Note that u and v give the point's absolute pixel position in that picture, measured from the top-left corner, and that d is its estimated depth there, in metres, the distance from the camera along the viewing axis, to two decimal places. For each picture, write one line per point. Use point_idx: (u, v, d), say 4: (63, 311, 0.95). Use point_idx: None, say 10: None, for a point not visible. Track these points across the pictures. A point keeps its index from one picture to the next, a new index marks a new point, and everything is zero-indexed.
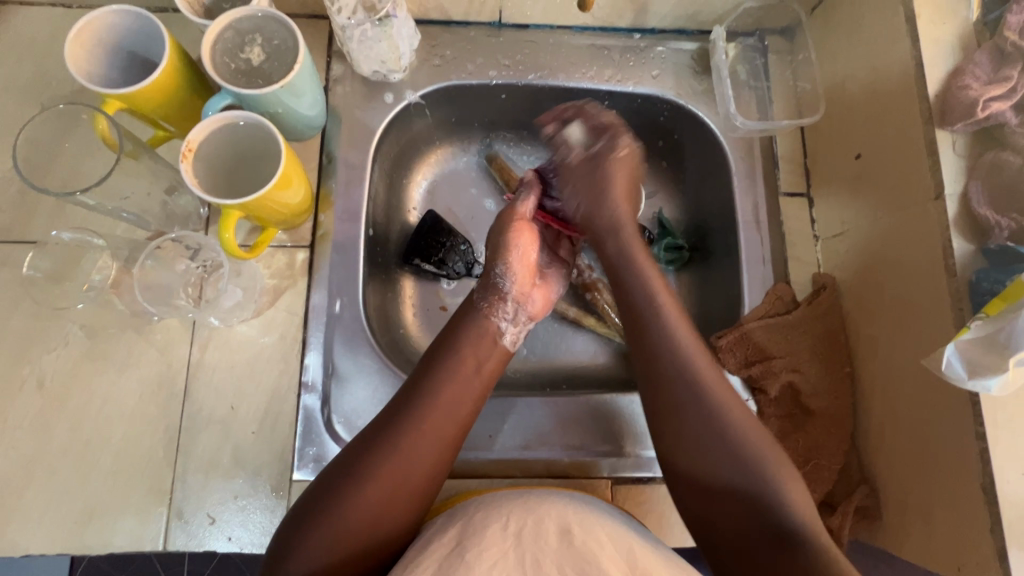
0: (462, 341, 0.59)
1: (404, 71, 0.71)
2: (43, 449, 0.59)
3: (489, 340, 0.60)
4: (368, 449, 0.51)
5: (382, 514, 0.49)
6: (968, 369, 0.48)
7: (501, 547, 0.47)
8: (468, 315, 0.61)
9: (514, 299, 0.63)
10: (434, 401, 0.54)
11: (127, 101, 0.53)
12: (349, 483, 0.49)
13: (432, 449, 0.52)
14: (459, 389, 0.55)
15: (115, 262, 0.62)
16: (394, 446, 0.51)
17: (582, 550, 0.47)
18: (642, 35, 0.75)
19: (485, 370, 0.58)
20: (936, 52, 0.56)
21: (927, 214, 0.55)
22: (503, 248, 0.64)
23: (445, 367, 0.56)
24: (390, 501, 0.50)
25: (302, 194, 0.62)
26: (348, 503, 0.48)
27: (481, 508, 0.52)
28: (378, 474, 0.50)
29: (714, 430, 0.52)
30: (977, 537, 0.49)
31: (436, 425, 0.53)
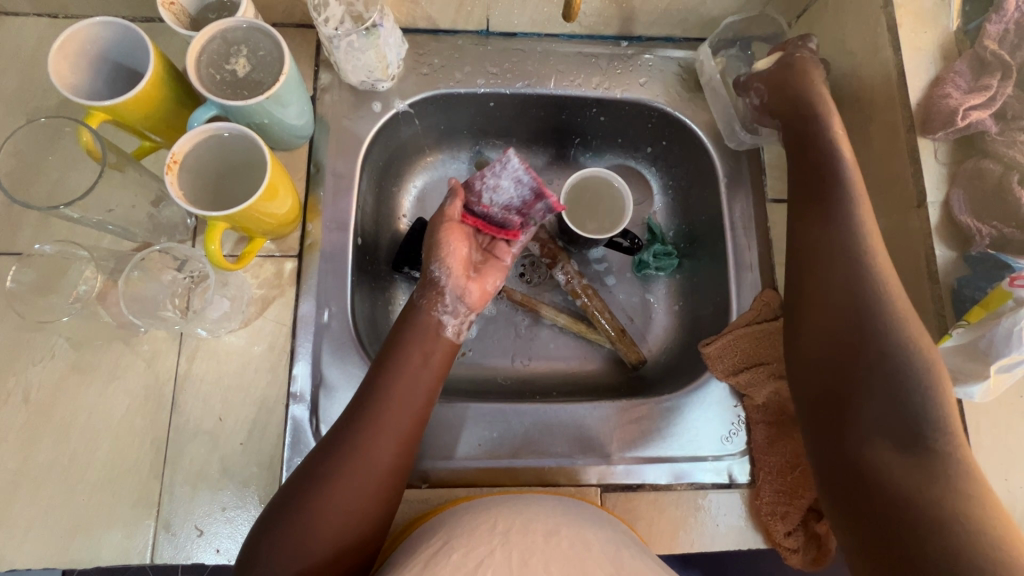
0: (410, 333, 0.59)
1: (392, 80, 0.71)
2: (29, 463, 0.58)
3: (430, 333, 0.60)
4: (331, 452, 0.52)
5: (350, 516, 0.50)
6: (953, 377, 0.51)
7: (488, 545, 0.47)
8: (412, 310, 0.62)
9: (452, 293, 0.63)
10: (388, 398, 0.55)
11: (111, 113, 0.53)
12: (315, 487, 0.50)
13: (391, 446, 0.53)
14: (411, 381, 0.56)
15: (100, 275, 0.62)
16: (353, 448, 0.52)
17: (569, 551, 0.47)
18: (629, 43, 0.76)
19: (433, 362, 0.59)
20: (918, 60, 0.57)
21: (911, 221, 0.55)
22: (434, 247, 0.63)
23: (395, 363, 0.57)
24: (359, 500, 0.51)
25: (289, 204, 0.62)
26: (314, 506, 0.50)
27: (468, 512, 0.52)
28: (341, 476, 0.51)
29: (856, 323, 0.50)
30: None
31: (392, 419, 0.54)
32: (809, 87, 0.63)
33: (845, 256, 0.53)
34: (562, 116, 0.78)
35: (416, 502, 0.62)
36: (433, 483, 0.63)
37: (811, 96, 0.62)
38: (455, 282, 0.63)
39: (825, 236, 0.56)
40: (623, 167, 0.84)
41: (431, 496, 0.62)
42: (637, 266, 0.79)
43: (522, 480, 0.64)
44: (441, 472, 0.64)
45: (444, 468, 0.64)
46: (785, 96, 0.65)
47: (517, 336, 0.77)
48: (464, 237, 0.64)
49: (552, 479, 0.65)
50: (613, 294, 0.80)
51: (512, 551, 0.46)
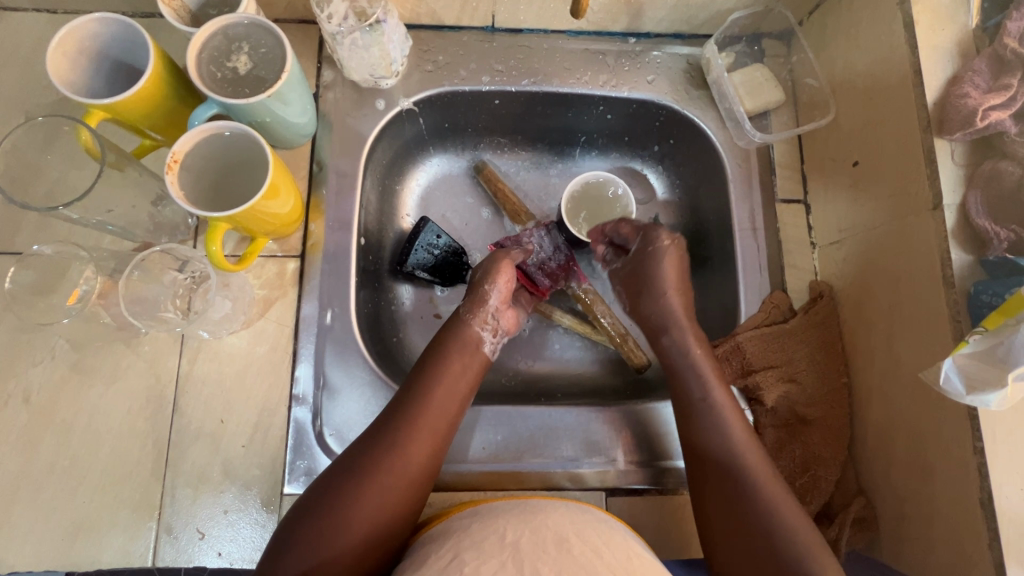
0: (452, 347, 0.61)
1: (395, 77, 0.69)
2: (29, 465, 0.58)
3: (471, 346, 0.62)
4: (362, 456, 0.52)
5: (380, 519, 0.50)
6: (967, 385, 0.47)
7: (498, 556, 0.45)
8: (456, 324, 0.63)
9: (496, 314, 0.65)
10: (422, 404, 0.56)
11: (109, 110, 0.52)
12: (345, 490, 0.50)
13: (421, 449, 0.53)
14: (449, 385, 0.58)
15: (100, 275, 0.61)
16: (387, 451, 0.52)
17: (581, 560, 0.45)
18: (637, 40, 0.75)
19: (469, 373, 0.60)
20: (935, 58, 0.55)
21: (925, 224, 0.54)
22: (491, 271, 0.65)
23: (430, 372, 0.58)
24: (390, 503, 0.51)
25: (291, 204, 0.60)
26: (345, 507, 0.49)
27: (477, 523, 0.51)
28: (375, 478, 0.51)
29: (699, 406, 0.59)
30: (976, 551, 0.48)
31: (430, 423, 0.55)
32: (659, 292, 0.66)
33: (706, 408, 0.59)
34: (568, 115, 0.77)
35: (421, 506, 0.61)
36: (437, 487, 0.62)
37: (656, 301, 0.66)
38: (499, 309, 0.66)
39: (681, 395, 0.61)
40: (630, 166, 0.82)
41: (434, 500, 0.62)
42: None
43: (527, 484, 0.64)
44: (445, 475, 0.63)
45: (447, 471, 0.63)
46: (642, 308, 0.68)
47: (520, 336, 0.76)
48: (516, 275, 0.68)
49: (557, 483, 0.64)
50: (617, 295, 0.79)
51: (519, 559, 0.44)
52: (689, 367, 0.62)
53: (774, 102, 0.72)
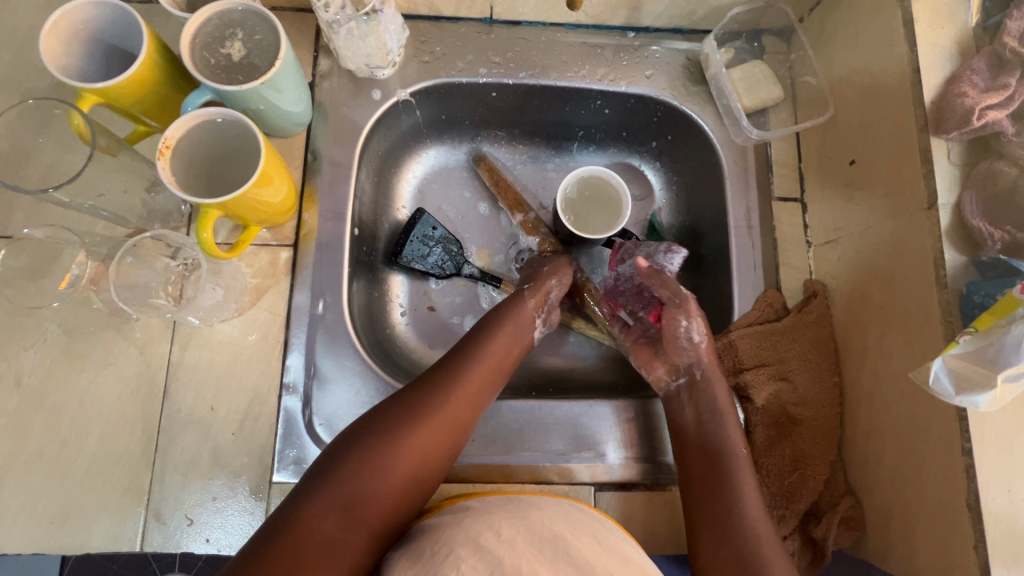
0: (505, 322, 0.63)
1: (392, 67, 0.69)
2: (19, 449, 0.58)
3: (527, 317, 0.65)
4: (413, 407, 0.54)
5: (422, 467, 0.53)
6: (956, 385, 0.47)
7: (497, 551, 0.46)
8: (513, 303, 0.65)
9: (550, 308, 0.68)
10: (475, 370, 0.59)
11: (103, 95, 0.52)
12: (396, 433, 0.52)
13: (467, 409, 0.57)
14: (498, 357, 0.61)
15: (93, 260, 0.60)
16: (440, 408, 0.55)
17: (577, 561, 0.46)
18: (636, 34, 0.74)
19: (522, 338, 0.64)
20: (933, 57, 0.55)
21: (920, 224, 0.54)
22: (561, 265, 0.69)
23: (483, 342, 0.61)
24: (431, 454, 0.53)
25: (284, 192, 0.60)
26: (391, 450, 0.51)
27: (468, 515, 0.51)
28: (427, 429, 0.54)
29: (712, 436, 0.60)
30: (960, 552, 0.48)
31: (490, 372, 0.60)
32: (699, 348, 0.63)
33: (726, 452, 0.59)
34: (566, 109, 0.76)
35: None
36: None
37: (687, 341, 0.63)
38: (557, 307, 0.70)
39: (704, 441, 0.60)
40: (627, 162, 0.82)
41: None
42: None
43: (516, 478, 0.63)
44: None
45: None
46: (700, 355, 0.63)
47: None
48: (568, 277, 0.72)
49: (546, 477, 0.63)
50: None
51: (519, 558, 0.46)
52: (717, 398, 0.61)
53: (774, 99, 0.71)
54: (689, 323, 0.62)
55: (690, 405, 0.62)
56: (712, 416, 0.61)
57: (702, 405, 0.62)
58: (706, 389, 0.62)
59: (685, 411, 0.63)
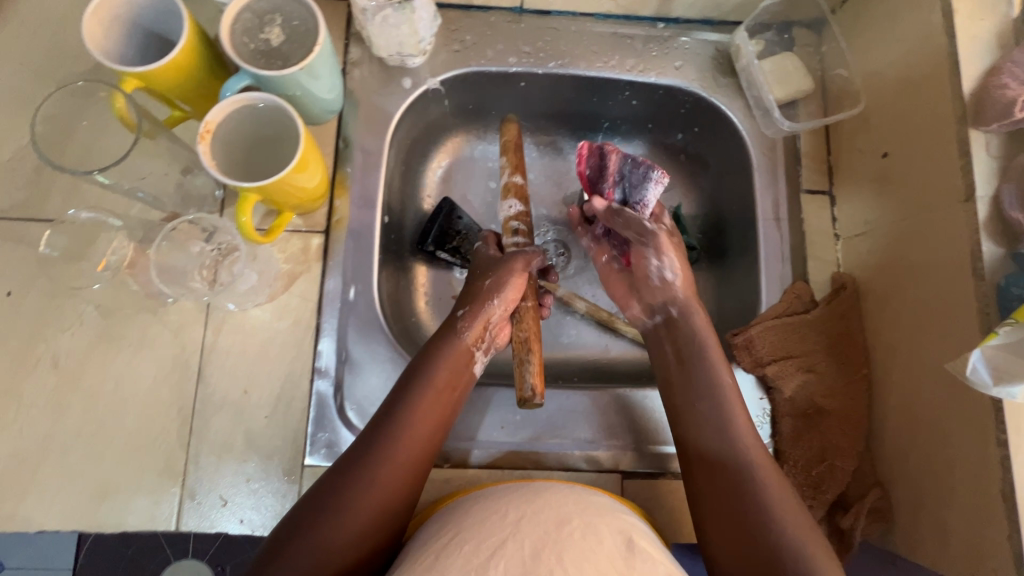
0: (438, 361, 0.57)
1: (423, 55, 0.69)
2: (58, 428, 0.59)
3: (465, 352, 0.59)
4: (343, 480, 0.50)
5: (365, 538, 0.49)
6: (994, 376, 0.47)
7: (500, 535, 0.47)
8: (444, 343, 0.59)
9: (493, 328, 0.62)
10: (409, 425, 0.53)
11: (144, 79, 0.52)
12: (326, 513, 0.48)
13: (406, 462, 0.52)
14: (434, 404, 0.55)
15: (132, 242, 0.62)
16: (370, 477, 0.50)
17: (582, 543, 0.46)
18: (665, 25, 0.74)
19: (463, 375, 0.58)
20: (973, 48, 0.54)
21: (956, 216, 0.54)
22: (502, 283, 0.61)
23: (418, 389, 0.55)
24: (380, 513, 0.50)
25: (319, 178, 0.61)
26: (325, 531, 0.48)
27: (481, 503, 0.53)
28: (358, 502, 0.49)
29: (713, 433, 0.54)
30: (993, 542, 0.48)
31: (426, 421, 0.54)
32: (703, 338, 0.59)
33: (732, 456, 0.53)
34: (593, 99, 0.77)
35: (439, 482, 0.62)
36: (454, 464, 0.63)
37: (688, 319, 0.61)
38: (519, 326, 0.62)
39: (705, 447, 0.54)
40: (652, 153, 0.82)
41: (452, 477, 0.62)
42: None
43: (543, 465, 0.64)
44: (462, 453, 0.64)
45: (466, 449, 0.64)
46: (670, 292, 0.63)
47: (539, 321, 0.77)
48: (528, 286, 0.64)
49: (574, 464, 0.64)
50: None
51: (517, 541, 0.46)
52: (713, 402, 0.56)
53: (804, 91, 0.71)
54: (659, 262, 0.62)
55: (671, 344, 0.61)
56: (716, 431, 0.54)
57: (702, 413, 0.56)
58: (713, 391, 0.56)
59: (700, 417, 0.56)
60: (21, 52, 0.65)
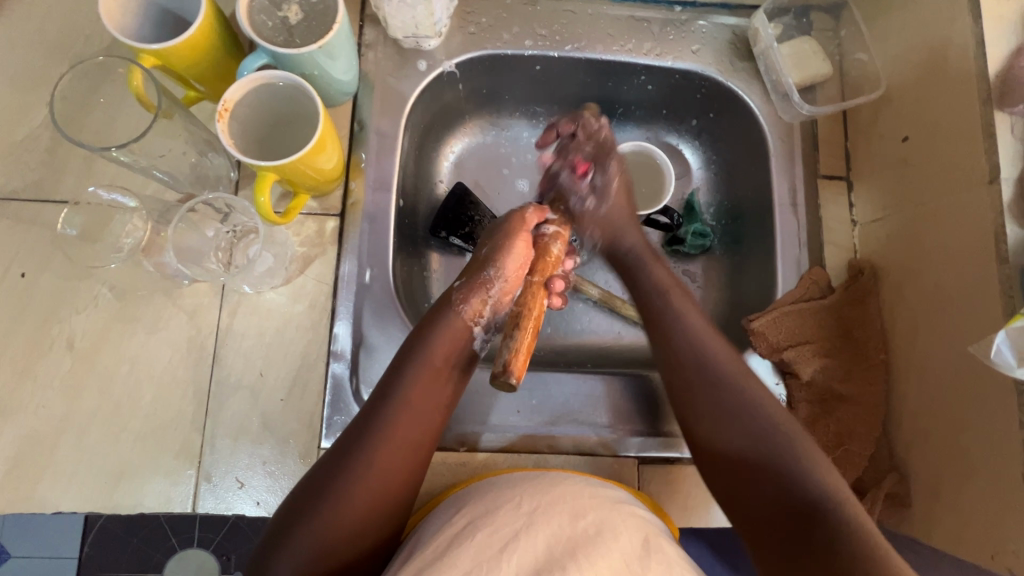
0: (430, 338, 0.56)
1: (439, 37, 0.69)
2: (74, 409, 0.59)
3: (460, 326, 0.57)
4: (340, 468, 0.50)
5: (370, 517, 0.50)
6: (1018, 358, 0.47)
7: (514, 525, 0.48)
8: (440, 314, 0.57)
9: (496, 302, 0.59)
10: (402, 408, 0.53)
11: (161, 58, 0.52)
12: (327, 500, 0.49)
13: (405, 442, 0.52)
14: (428, 384, 0.54)
15: (147, 225, 0.61)
16: (365, 463, 0.50)
17: (595, 540, 0.48)
18: (683, 8, 0.73)
19: (459, 349, 0.57)
20: (999, 29, 0.54)
21: (979, 199, 0.53)
22: (501, 253, 0.59)
23: (410, 371, 0.54)
24: (383, 494, 0.50)
25: (336, 160, 0.60)
26: (328, 517, 0.48)
27: (493, 491, 0.53)
28: (356, 489, 0.49)
29: (708, 389, 0.55)
30: (1015, 525, 0.48)
31: (423, 399, 0.54)
32: (683, 315, 0.60)
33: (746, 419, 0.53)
34: (608, 84, 0.76)
35: (453, 466, 0.62)
36: (469, 448, 0.63)
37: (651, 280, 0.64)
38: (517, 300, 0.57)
39: (712, 413, 0.54)
40: (667, 139, 0.81)
41: (468, 461, 0.62)
42: (670, 242, 0.78)
43: (559, 449, 0.64)
44: (478, 437, 0.64)
45: (482, 433, 0.64)
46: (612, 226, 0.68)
47: (553, 308, 0.77)
48: (539, 264, 0.60)
49: (591, 448, 0.64)
50: None
51: (532, 537, 0.47)
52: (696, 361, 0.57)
53: (822, 75, 0.71)
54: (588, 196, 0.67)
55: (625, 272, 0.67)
56: (708, 392, 0.55)
57: (713, 395, 0.54)
58: (701, 356, 0.56)
59: (689, 381, 0.56)
60: (34, 30, 0.64)
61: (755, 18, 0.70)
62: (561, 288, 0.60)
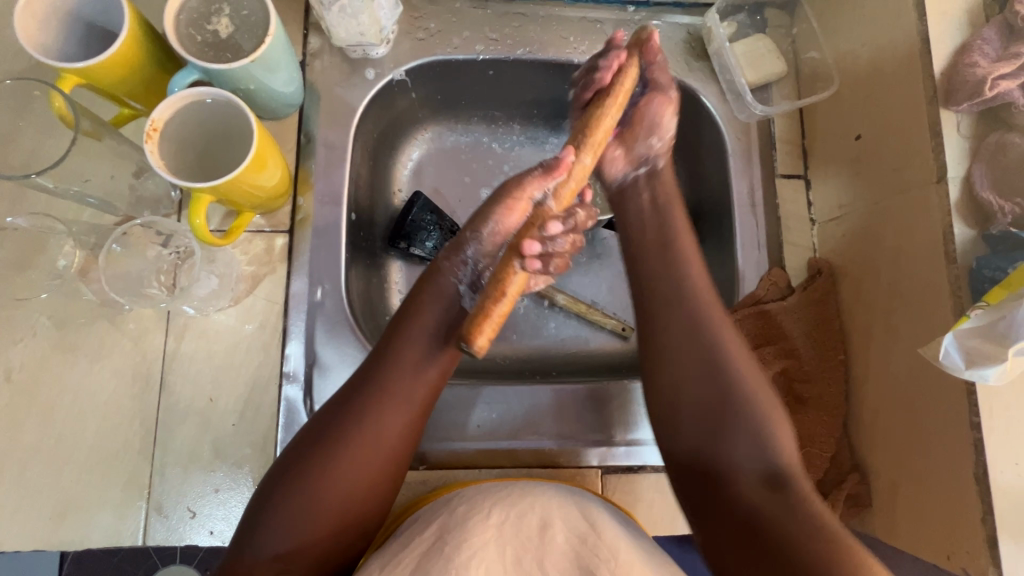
0: (423, 312, 0.53)
1: (386, 45, 0.67)
2: (13, 444, 0.57)
3: (444, 292, 0.54)
4: (318, 442, 0.48)
5: (355, 485, 0.48)
6: (966, 359, 0.47)
7: (484, 537, 0.47)
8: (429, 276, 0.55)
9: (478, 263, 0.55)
10: (388, 377, 0.50)
11: (84, 75, 0.49)
12: (302, 469, 0.47)
13: (389, 409, 0.50)
14: (416, 360, 0.52)
15: (81, 250, 0.60)
16: (350, 429, 0.49)
17: (566, 550, 0.47)
18: (636, 8, 0.72)
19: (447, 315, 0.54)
20: (943, 27, 0.54)
21: (928, 197, 0.53)
22: (484, 214, 0.53)
23: (396, 349, 0.52)
24: (365, 463, 0.48)
25: (279, 176, 0.58)
26: (307, 488, 0.47)
27: (464, 502, 0.51)
28: (336, 457, 0.48)
29: (688, 335, 0.53)
30: (967, 523, 0.48)
31: (407, 369, 0.51)
32: (687, 283, 0.56)
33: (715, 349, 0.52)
34: (561, 86, 0.74)
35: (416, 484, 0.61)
36: (434, 465, 0.62)
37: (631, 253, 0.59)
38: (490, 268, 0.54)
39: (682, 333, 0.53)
40: None
41: (429, 478, 0.61)
42: None
43: (521, 461, 0.63)
44: (441, 454, 0.63)
45: (443, 449, 0.63)
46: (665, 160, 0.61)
47: (516, 315, 0.75)
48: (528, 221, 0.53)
49: (554, 460, 0.63)
50: (607, 272, 0.78)
51: (504, 548, 0.46)
52: (692, 311, 0.54)
53: (777, 73, 0.70)
54: (669, 115, 0.58)
55: (648, 192, 0.61)
56: (705, 362, 0.52)
57: (667, 295, 0.55)
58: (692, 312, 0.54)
59: (675, 368, 0.53)
60: None
61: (708, 16, 0.69)
62: (534, 249, 0.47)
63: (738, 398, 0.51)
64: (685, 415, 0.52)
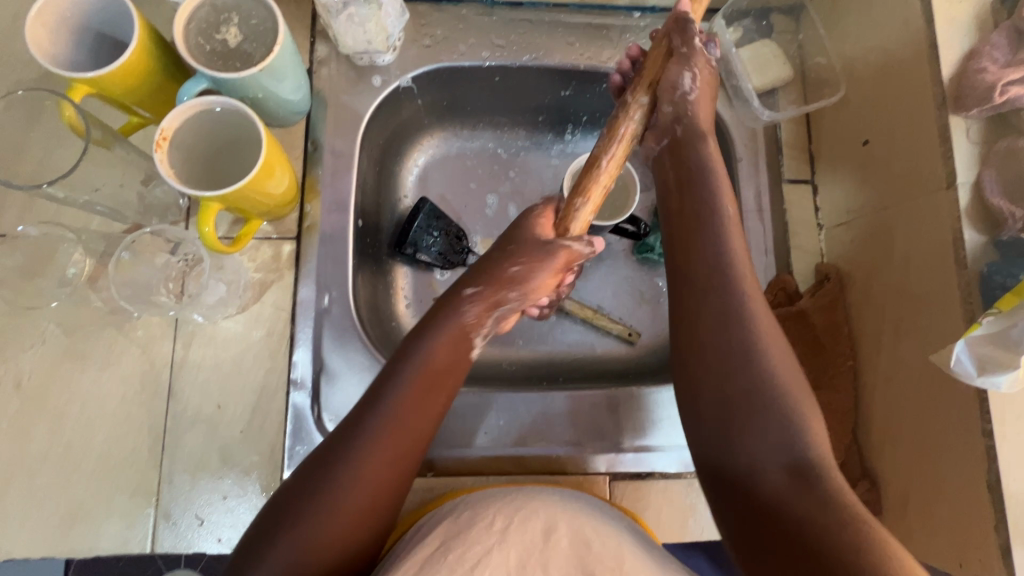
0: (438, 341, 0.51)
1: (392, 52, 0.67)
2: (23, 452, 0.57)
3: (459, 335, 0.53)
4: (314, 482, 0.45)
5: (355, 530, 0.45)
6: (978, 366, 0.46)
7: (486, 544, 0.47)
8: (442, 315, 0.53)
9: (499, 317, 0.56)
10: (392, 415, 0.47)
11: (94, 85, 0.50)
12: (298, 512, 0.44)
13: (392, 450, 0.47)
14: (418, 401, 0.49)
15: (91, 258, 0.61)
16: (349, 471, 0.45)
17: (570, 552, 0.47)
18: (642, 14, 0.72)
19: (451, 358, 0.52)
20: (952, 32, 0.54)
21: (938, 203, 0.53)
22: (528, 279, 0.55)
23: (404, 376, 0.49)
24: (366, 509, 0.46)
25: (286, 183, 0.59)
26: (301, 533, 0.44)
27: (467, 508, 0.51)
28: (335, 502, 0.44)
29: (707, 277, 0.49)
30: (978, 532, 0.48)
31: (409, 410, 0.48)
32: (717, 232, 0.51)
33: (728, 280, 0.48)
34: (567, 93, 0.74)
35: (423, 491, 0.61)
36: (441, 472, 0.62)
37: (673, 241, 0.52)
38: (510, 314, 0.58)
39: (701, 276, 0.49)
40: None
41: (436, 485, 0.60)
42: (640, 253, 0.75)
43: (529, 468, 0.63)
44: (449, 461, 0.62)
45: (451, 456, 0.63)
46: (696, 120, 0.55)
47: (522, 320, 0.75)
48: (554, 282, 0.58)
49: (561, 467, 0.63)
50: (614, 277, 0.78)
51: (508, 553, 0.46)
52: (708, 249, 0.50)
53: (783, 78, 0.70)
54: (685, 75, 0.54)
55: (675, 166, 0.55)
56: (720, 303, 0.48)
57: (691, 233, 0.51)
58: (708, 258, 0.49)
59: (710, 357, 0.46)
60: None
61: (714, 21, 0.69)
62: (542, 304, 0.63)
63: (763, 354, 0.45)
64: (702, 371, 0.47)
